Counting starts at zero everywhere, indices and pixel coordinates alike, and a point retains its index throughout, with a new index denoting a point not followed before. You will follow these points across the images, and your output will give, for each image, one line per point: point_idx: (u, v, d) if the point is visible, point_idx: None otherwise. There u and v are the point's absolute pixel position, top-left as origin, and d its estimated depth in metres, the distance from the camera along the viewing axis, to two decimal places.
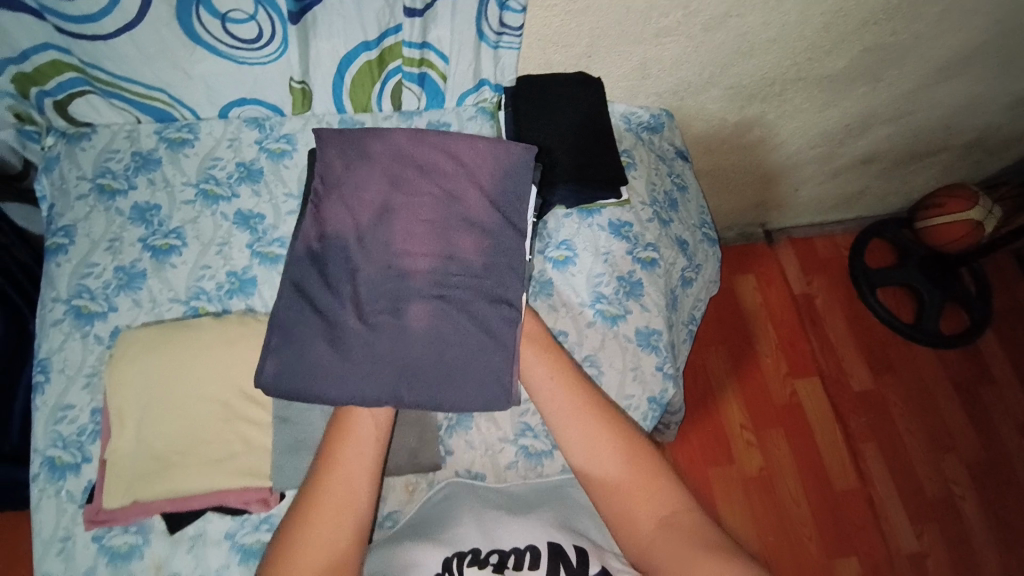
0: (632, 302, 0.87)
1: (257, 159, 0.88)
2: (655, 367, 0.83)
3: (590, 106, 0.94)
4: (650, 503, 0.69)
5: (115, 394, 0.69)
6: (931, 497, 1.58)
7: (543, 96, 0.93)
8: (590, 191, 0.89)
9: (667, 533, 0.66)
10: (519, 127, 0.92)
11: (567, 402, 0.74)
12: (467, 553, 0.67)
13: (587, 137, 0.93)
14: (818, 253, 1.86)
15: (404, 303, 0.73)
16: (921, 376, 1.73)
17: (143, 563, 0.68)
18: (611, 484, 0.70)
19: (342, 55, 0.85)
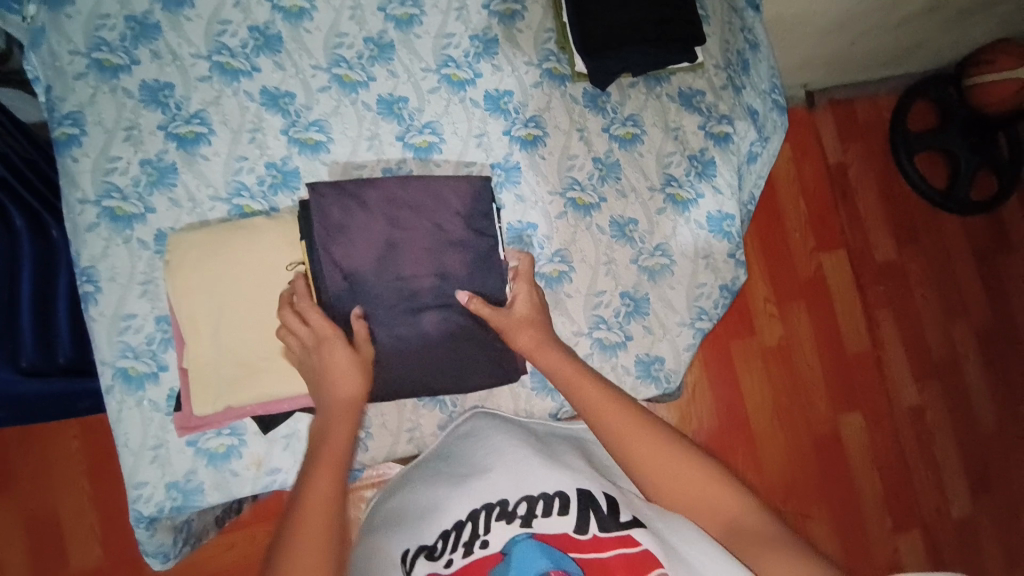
0: (704, 185, 0.82)
1: (272, 21, 0.75)
2: (727, 254, 0.81)
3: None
4: (713, 508, 0.64)
5: (182, 302, 0.65)
6: (936, 358, 1.68)
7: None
8: (665, 54, 0.78)
9: (735, 535, 0.62)
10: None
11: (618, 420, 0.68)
12: (495, 506, 0.66)
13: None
14: (858, 117, 1.76)
15: (418, 311, 0.69)
16: (942, 245, 1.75)
17: (243, 461, 0.70)
18: (670, 489, 0.66)
19: None
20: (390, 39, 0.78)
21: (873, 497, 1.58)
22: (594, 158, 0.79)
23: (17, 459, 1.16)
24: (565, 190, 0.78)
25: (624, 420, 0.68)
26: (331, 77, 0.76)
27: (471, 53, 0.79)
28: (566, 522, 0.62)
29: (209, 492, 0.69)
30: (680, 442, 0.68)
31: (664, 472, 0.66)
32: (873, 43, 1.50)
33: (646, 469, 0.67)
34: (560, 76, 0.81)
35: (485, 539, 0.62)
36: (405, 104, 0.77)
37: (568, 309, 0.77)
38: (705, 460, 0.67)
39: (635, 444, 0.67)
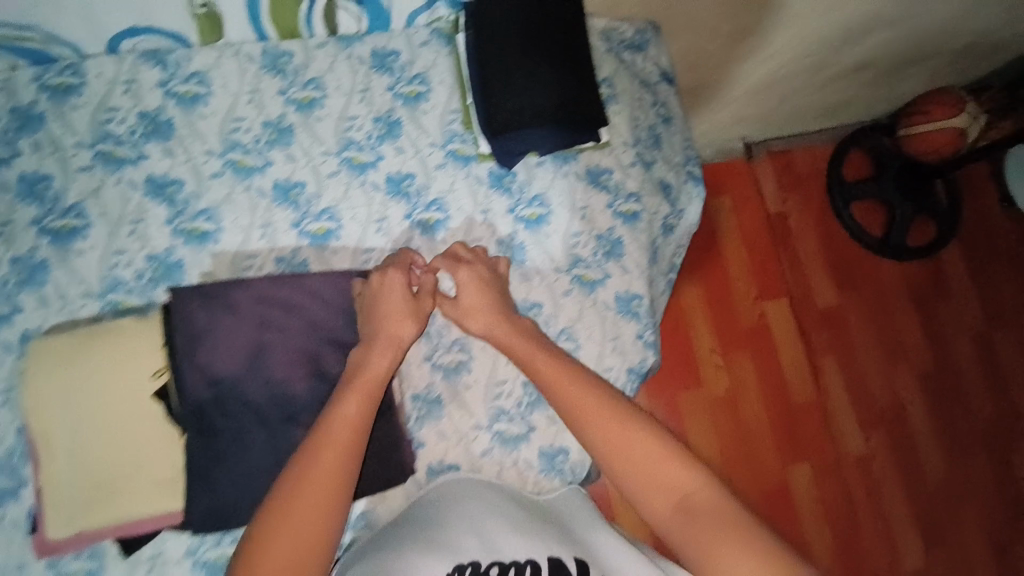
0: (612, 264, 0.82)
1: (163, 107, 0.80)
2: (634, 335, 0.83)
3: (561, 23, 0.80)
4: (662, 487, 0.67)
5: (39, 427, 0.73)
6: (882, 405, 1.69)
7: (508, 14, 0.79)
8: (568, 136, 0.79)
9: (687, 513, 0.64)
10: (484, 53, 0.79)
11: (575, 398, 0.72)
12: (467, 568, 0.65)
13: (563, 62, 0.79)
14: (796, 167, 1.80)
15: (295, 414, 0.77)
16: (882, 291, 1.78)
17: None
18: (632, 466, 0.68)
19: None
20: (291, 122, 0.80)
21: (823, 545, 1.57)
22: (497, 241, 0.83)
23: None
24: (466, 274, 0.85)
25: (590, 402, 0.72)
26: (222, 162, 0.80)
27: (373, 135, 0.81)
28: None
29: None
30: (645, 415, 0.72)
31: (625, 441, 0.69)
32: (804, 100, 1.54)
33: (608, 445, 0.70)
34: (464, 156, 0.83)
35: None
36: (302, 191, 0.80)
37: (466, 401, 0.87)
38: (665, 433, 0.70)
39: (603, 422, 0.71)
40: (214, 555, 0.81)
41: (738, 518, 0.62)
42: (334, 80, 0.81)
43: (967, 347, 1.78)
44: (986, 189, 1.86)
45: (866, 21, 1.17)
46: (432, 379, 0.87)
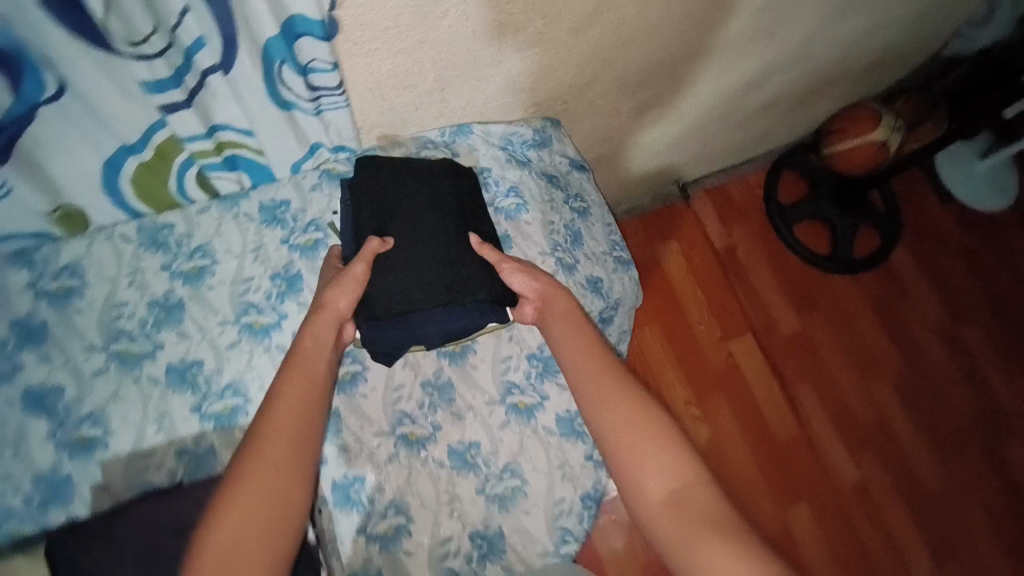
0: (547, 384, 0.95)
1: (37, 308, 0.90)
2: (582, 457, 0.94)
3: (451, 187, 0.90)
4: (662, 475, 0.73)
5: None
6: (865, 422, 1.66)
7: (399, 181, 0.88)
8: (452, 293, 0.83)
9: (679, 500, 0.71)
10: (372, 216, 0.87)
11: (591, 373, 0.80)
12: None
13: (452, 222, 0.87)
14: (734, 201, 1.82)
15: None
16: (842, 306, 1.78)
17: None
18: (632, 440, 0.75)
19: (105, 161, 0.85)
20: (179, 297, 0.92)
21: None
22: (423, 383, 0.92)
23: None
24: (395, 428, 0.90)
25: (607, 375, 0.80)
26: (103, 355, 0.89)
27: (273, 294, 0.93)
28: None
29: None
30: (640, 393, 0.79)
31: (629, 422, 0.76)
32: (723, 140, 1.56)
33: (620, 421, 0.76)
34: None
35: None
36: (200, 370, 0.90)
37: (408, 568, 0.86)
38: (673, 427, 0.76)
39: (601, 394, 0.79)
40: None
41: (715, 517, 0.68)
42: (223, 245, 0.95)
43: (936, 347, 1.78)
44: (920, 184, 1.91)
45: (762, 70, 1.21)
46: (369, 551, 0.86)
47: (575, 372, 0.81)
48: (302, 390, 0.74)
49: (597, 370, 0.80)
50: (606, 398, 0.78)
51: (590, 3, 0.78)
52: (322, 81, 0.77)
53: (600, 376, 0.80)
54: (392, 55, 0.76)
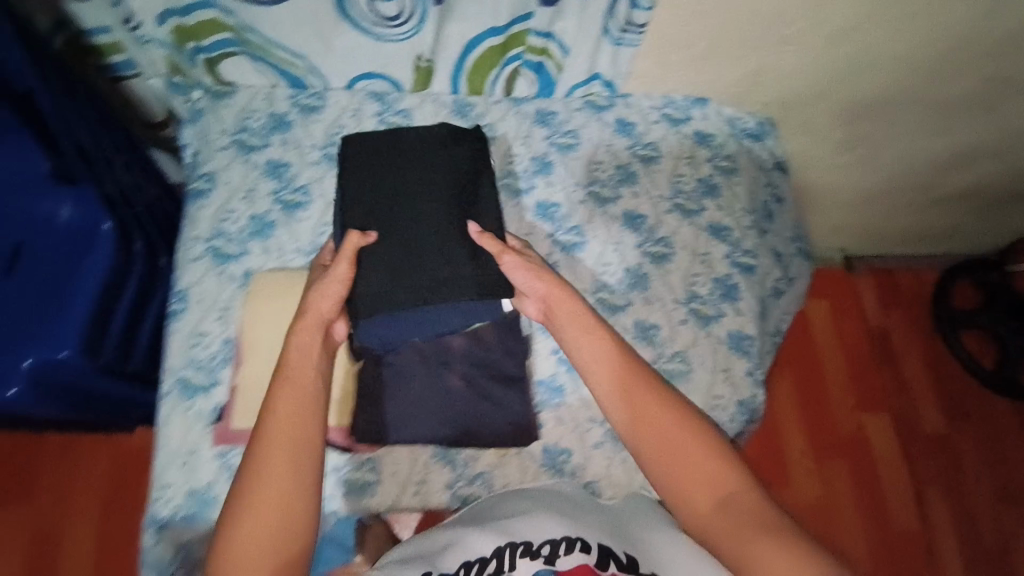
0: (727, 305, 0.86)
1: (376, 130, 0.92)
2: (746, 372, 0.82)
3: (455, 158, 0.74)
4: (702, 479, 0.54)
5: (249, 327, 0.75)
6: (994, 551, 1.49)
7: (400, 146, 0.74)
8: (439, 294, 0.67)
9: (729, 514, 0.52)
10: (365, 197, 0.71)
11: (616, 377, 0.61)
12: (521, 544, 0.55)
13: (452, 201, 0.71)
14: (899, 286, 1.77)
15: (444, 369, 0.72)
16: (994, 425, 1.64)
17: None
18: (665, 457, 0.56)
19: (469, 39, 0.87)
20: None
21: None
22: (624, 267, 0.88)
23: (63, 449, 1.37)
24: (595, 291, 0.86)
25: (628, 383, 0.60)
26: None
27: (530, 170, 0.93)
28: (588, 558, 0.53)
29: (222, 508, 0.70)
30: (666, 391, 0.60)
31: (654, 424, 0.58)
32: (906, 219, 1.55)
33: (648, 432, 0.58)
34: (604, 199, 0.92)
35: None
36: None
37: (586, 397, 0.79)
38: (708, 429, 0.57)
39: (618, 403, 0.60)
40: (354, 477, 0.73)
41: (778, 527, 0.50)
42: (504, 126, 0.95)
43: None
44: None
45: (964, 151, 1.28)
46: (555, 371, 0.79)
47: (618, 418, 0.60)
48: (298, 394, 0.57)
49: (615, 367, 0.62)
50: (626, 413, 0.59)
51: (852, 17, 0.89)
52: (633, 18, 0.85)
53: (616, 382, 0.61)
54: (689, 13, 0.87)
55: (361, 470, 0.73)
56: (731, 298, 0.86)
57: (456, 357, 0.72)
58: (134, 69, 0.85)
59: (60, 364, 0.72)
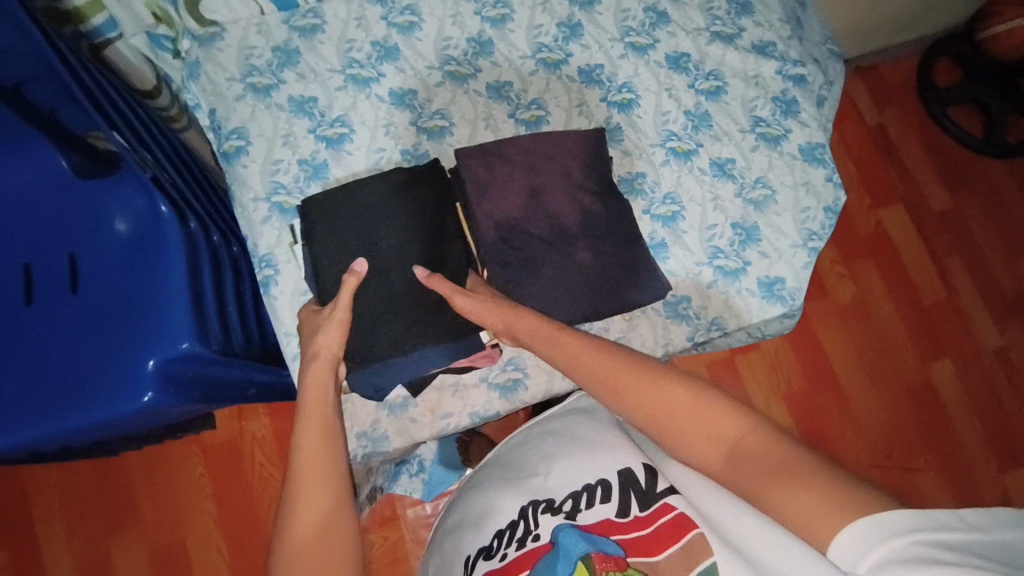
0: (790, 121, 0.87)
1: (388, 35, 0.83)
2: (824, 179, 0.85)
3: (419, 207, 0.71)
4: (700, 435, 0.53)
5: None
6: (1010, 296, 1.52)
7: (354, 201, 0.71)
8: (416, 341, 0.69)
9: (737, 466, 0.50)
10: (339, 252, 0.70)
11: (602, 363, 0.61)
12: (541, 502, 0.62)
13: (419, 252, 0.71)
14: (886, 80, 1.62)
15: (571, 245, 0.75)
16: (995, 186, 1.58)
17: (418, 409, 0.75)
18: (652, 414, 0.56)
19: None
20: (489, 37, 0.85)
21: (978, 446, 1.41)
22: (684, 110, 0.86)
23: (141, 470, 1.15)
24: (664, 141, 0.84)
25: (605, 366, 0.60)
26: (443, 73, 0.84)
27: (560, 38, 0.87)
28: (609, 508, 0.58)
29: (393, 439, 0.74)
30: (646, 361, 0.60)
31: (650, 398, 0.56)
32: (901, 11, 1.45)
33: (641, 402, 0.56)
34: (642, 47, 0.87)
35: (536, 534, 0.59)
36: (512, 86, 0.84)
37: (688, 242, 0.81)
38: (692, 379, 0.56)
39: (605, 383, 0.60)
40: (502, 379, 0.76)
41: (786, 463, 0.47)
42: None
43: None
44: None
45: None
46: (653, 228, 0.81)
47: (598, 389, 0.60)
48: (322, 435, 0.58)
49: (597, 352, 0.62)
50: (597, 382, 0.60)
51: None
52: None
53: (596, 364, 0.61)
54: None
55: (506, 372, 0.76)
56: (789, 111, 0.88)
57: (571, 235, 0.75)
58: (116, 29, 0.75)
59: (185, 357, 0.70)
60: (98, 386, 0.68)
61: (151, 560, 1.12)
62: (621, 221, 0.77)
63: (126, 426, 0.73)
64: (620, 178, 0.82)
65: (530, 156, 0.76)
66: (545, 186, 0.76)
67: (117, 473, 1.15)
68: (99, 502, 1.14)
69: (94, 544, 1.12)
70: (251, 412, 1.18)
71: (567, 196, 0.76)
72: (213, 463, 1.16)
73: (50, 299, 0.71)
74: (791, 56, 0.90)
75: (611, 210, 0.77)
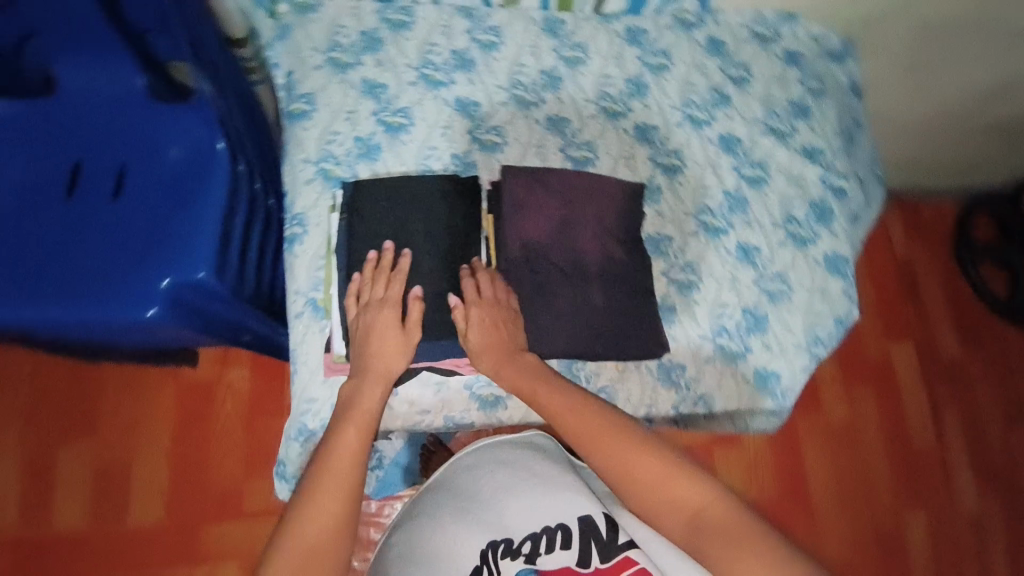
0: (823, 227, 0.90)
1: (468, 48, 0.88)
2: (841, 290, 0.88)
3: (456, 217, 0.76)
4: (670, 505, 0.57)
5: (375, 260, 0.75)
6: (999, 462, 1.50)
7: (400, 195, 0.76)
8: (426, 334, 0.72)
9: (701, 536, 0.54)
10: (374, 235, 0.74)
11: (585, 424, 0.63)
12: (500, 543, 0.64)
13: (446, 255, 0.74)
14: (923, 219, 1.65)
15: (587, 284, 0.76)
16: (1006, 350, 1.58)
17: (397, 399, 0.75)
18: (627, 479, 0.59)
19: None
20: (561, 75, 0.90)
21: None
22: (725, 190, 0.89)
23: (114, 385, 1.15)
24: (698, 213, 0.87)
25: (588, 425, 0.63)
26: (510, 95, 0.88)
27: (625, 93, 0.91)
28: (570, 556, 0.60)
29: None
30: (623, 426, 0.62)
31: (628, 463, 0.60)
32: (951, 159, 1.49)
33: (620, 468, 0.60)
34: (700, 122, 0.91)
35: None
36: (569, 124, 0.88)
37: (697, 312, 0.83)
38: (672, 449, 0.60)
39: (589, 441, 0.62)
40: (486, 393, 0.76)
41: (751, 540, 0.52)
42: (596, 46, 0.92)
43: None
44: None
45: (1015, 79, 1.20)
46: (667, 291, 0.83)
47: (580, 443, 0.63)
48: None
49: (581, 413, 0.64)
50: (581, 441, 0.63)
51: None
52: None
53: (582, 426, 0.63)
54: None
55: (493, 388, 0.76)
56: (823, 217, 0.91)
57: (589, 273, 0.77)
58: None
59: (196, 285, 0.72)
60: (105, 290, 0.69)
61: (93, 475, 1.11)
62: (637, 272, 0.79)
63: (120, 335, 0.75)
64: (647, 233, 0.85)
65: (571, 191, 0.79)
66: (577, 223, 0.78)
67: (91, 380, 1.15)
68: (65, 403, 1.14)
69: (44, 444, 1.12)
70: (237, 359, 1.19)
71: (596, 236, 0.78)
72: (186, 398, 1.16)
73: (91, 195, 0.74)
74: (836, 168, 0.93)
75: (632, 260, 0.79)
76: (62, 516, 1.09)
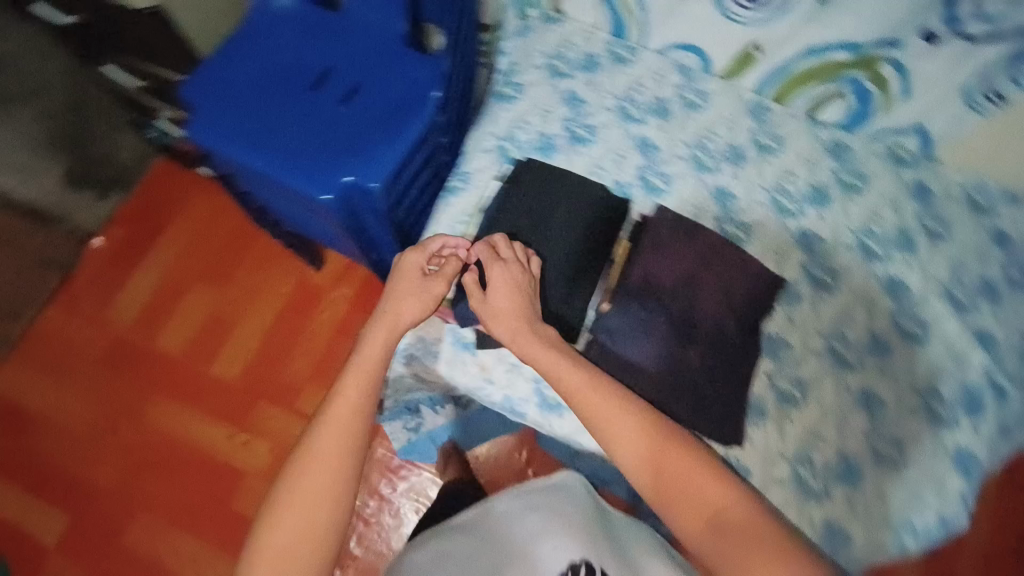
0: (967, 417, 0.79)
1: (671, 100, 0.93)
2: (959, 491, 0.77)
3: (596, 229, 0.80)
4: (697, 513, 0.56)
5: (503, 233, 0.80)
6: None
7: (557, 190, 0.81)
8: None
9: (730, 540, 0.54)
10: (519, 212, 0.79)
11: (621, 417, 0.62)
12: None
13: (573, 257, 0.78)
14: None
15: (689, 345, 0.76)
16: None
17: (472, 360, 0.78)
18: (656, 474, 0.59)
19: (812, 46, 0.83)
20: (747, 154, 0.90)
21: None
22: (870, 329, 0.83)
23: (250, 253, 1.27)
24: (829, 336, 0.82)
25: (628, 422, 0.62)
26: (691, 153, 0.90)
27: (804, 196, 0.89)
28: None
29: (438, 363, 0.78)
30: (661, 428, 0.61)
31: (663, 458, 0.59)
32: None
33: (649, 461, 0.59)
34: (872, 254, 0.86)
35: None
36: (734, 199, 0.88)
37: (786, 425, 0.77)
38: (703, 450, 0.60)
39: (621, 430, 0.61)
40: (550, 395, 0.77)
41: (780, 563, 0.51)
42: (793, 143, 0.92)
43: None
44: None
45: None
46: (764, 392, 0.78)
47: (615, 440, 0.62)
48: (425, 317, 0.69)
49: (619, 402, 0.63)
50: (615, 430, 0.62)
51: None
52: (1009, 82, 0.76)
53: (619, 416, 0.62)
54: None
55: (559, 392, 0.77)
56: (972, 408, 0.80)
57: (695, 334, 0.76)
58: None
59: (365, 191, 0.83)
60: (303, 164, 0.83)
61: (200, 319, 1.23)
62: (741, 354, 0.77)
63: (293, 203, 0.89)
64: (769, 329, 0.81)
65: (713, 254, 0.79)
66: (705, 286, 0.77)
67: (235, 241, 1.28)
68: (208, 250, 1.27)
69: (179, 275, 1.26)
70: (349, 278, 1.25)
71: (719, 305, 0.77)
72: (297, 291, 1.25)
73: (325, 93, 0.89)
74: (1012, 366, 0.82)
75: (741, 343, 0.77)
76: (162, 340, 1.22)
